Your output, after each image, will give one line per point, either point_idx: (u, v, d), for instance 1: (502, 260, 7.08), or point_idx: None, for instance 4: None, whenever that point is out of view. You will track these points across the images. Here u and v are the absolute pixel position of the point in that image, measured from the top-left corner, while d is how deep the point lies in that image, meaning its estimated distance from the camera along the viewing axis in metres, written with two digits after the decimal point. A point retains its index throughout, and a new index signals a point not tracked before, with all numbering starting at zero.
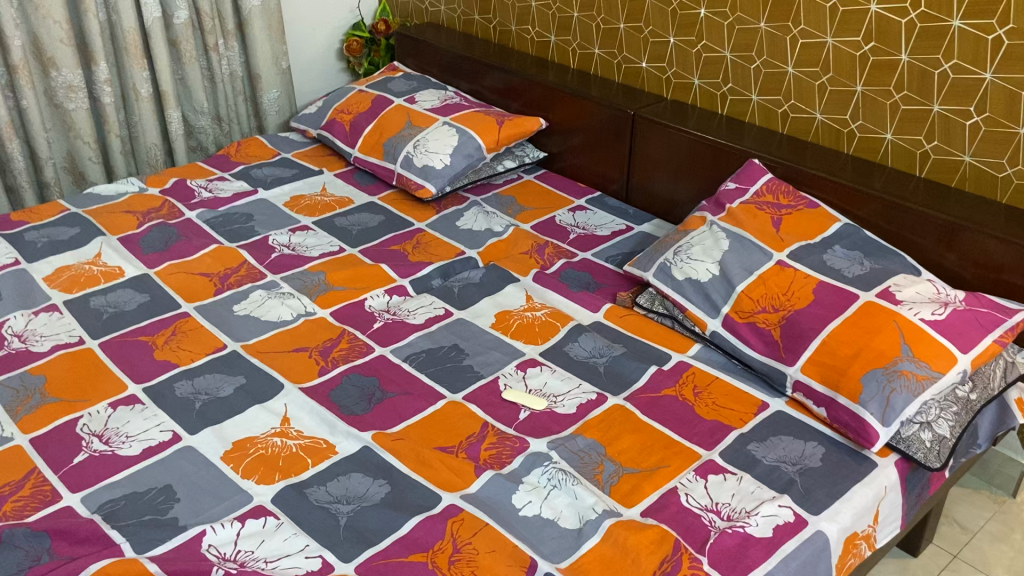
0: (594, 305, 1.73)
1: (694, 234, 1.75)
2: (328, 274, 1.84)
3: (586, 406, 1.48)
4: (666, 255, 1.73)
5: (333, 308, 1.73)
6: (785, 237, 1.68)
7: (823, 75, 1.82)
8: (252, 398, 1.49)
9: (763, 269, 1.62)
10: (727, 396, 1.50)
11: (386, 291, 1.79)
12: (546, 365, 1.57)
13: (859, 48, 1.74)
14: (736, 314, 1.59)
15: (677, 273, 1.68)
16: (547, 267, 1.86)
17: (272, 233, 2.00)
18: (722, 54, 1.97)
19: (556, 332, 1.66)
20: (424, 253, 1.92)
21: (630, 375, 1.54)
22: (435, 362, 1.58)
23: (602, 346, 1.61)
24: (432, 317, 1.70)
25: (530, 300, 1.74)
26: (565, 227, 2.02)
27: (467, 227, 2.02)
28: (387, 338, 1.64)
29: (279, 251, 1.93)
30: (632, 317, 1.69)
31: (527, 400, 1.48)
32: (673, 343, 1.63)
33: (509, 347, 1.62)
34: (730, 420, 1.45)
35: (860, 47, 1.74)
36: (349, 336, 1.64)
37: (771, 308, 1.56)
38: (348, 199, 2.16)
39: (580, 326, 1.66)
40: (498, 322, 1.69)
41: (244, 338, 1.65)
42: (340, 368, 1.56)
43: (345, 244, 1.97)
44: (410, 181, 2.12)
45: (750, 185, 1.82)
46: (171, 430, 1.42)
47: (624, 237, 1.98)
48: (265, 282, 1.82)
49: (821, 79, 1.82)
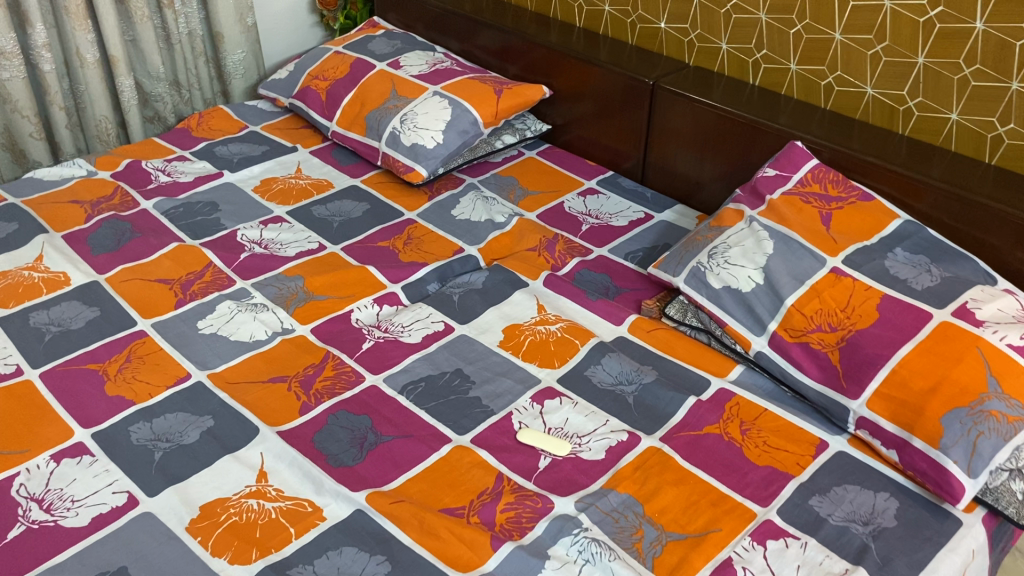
0: (617, 317, 1.50)
1: (731, 233, 1.52)
2: (306, 279, 1.59)
3: (616, 450, 1.26)
4: (700, 257, 1.50)
5: (314, 324, 1.49)
6: (837, 238, 1.45)
7: (877, 44, 1.57)
8: (223, 446, 1.26)
9: (816, 279, 1.39)
10: (779, 434, 1.29)
11: (375, 300, 1.55)
12: (565, 396, 1.35)
13: (923, 13, 1.49)
14: (786, 332, 1.37)
15: (715, 281, 1.45)
16: (559, 268, 1.63)
17: (241, 227, 1.75)
18: (757, 17, 1.72)
19: (575, 352, 1.43)
20: (417, 251, 1.68)
21: (665, 408, 1.33)
22: (437, 394, 1.35)
23: (629, 369, 1.39)
24: (431, 334, 1.47)
25: (542, 310, 1.51)
26: (575, 216, 1.78)
27: (464, 218, 1.78)
28: (379, 361, 1.41)
29: (249, 250, 1.68)
30: (661, 332, 1.47)
31: (547, 442, 1.26)
32: (711, 365, 1.41)
33: (522, 373, 1.39)
34: (786, 467, 1.24)
35: (925, 12, 1.48)
36: (335, 361, 1.41)
37: (829, 327, 1.34)
38: (327, 182, 1.90)
39: (602, 344, 1.44)
40: (507, 339, 1.46)
41: (211, 364, 1.41)
42: (325, 403, 1.33)
43: (326, 240, 1.72)
44: (397, 162, 1.86)
45: (793, 172, 1.58)
46: (125, 491, 1.19)
47: (644, 229, 1.74)
48: (234, 290, 1.58)
49: (875, 48, 1.57)
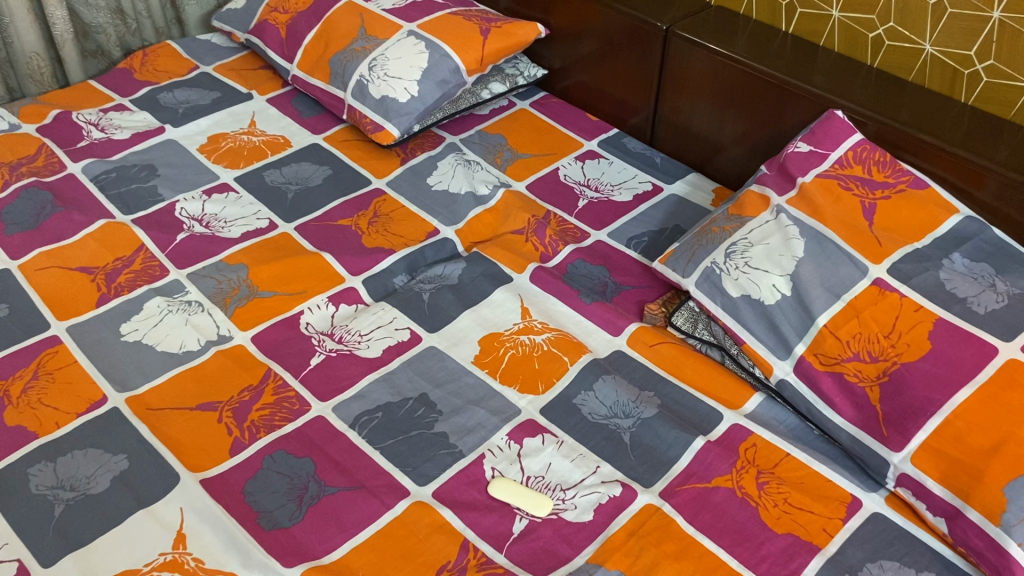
0: (614, 325, 1.27)
1: (753, 225, 1.27)
2: (250, 269, 1.36)
3: (606, 509, 1.05)
4: (715, 255, 1.25)
5: (255, 331, 1.27)
6: (882, 239, 1.20)
7: None
8: (135, 499, 1.05)
9: (855, 293, 1.16)
10: (804, 490, 1.07)
11: (330, 299, 1.32)
12: (548, 432, 1.13)
13: None
14: (817, 360, 1.14)
15: (731, 287, 1.21)
16: (548, 259, 1.38)
17: (180, 198, 1.50)
18: None
19: (563, 371, 1.20)
20: (383, 232, 1.44)
21: (667, 451, 1.11)
22: (395, 428, 1.14)
23: (627, 398, 1.17)
24: (393, 345, 1.24)
25: (526, 315, 1.28)
26: (571, 187, 1.53)
27: (440, 188, 1.52)
28: (329, 382, 1.19)
29: (188, 230, 1.44)
30: (667, 346, 1.24)
31: (523, 501, 1.05)
32: (724, 393, 1.19)
33: (498, 399, 1.17)
34: (811, 536, 1.03)
35: None
36: (276, 383, 1.19)
37: (868, 356, 1.11)
38: (283, 140, 1.64)
39: (596, 363, 1.21)
40: (483, 353, 1.23)
41: (130, 384, 1.19)
42: (261, 441, 1.12)
43: (277, 216, 1.47)
44: (365, 119, 1.60)
45: (831, 149, 1.31)
46: (15, 561, 0.99)
47: (652, 204, 1.49)
48: (165, 284, 1.35)
49: None
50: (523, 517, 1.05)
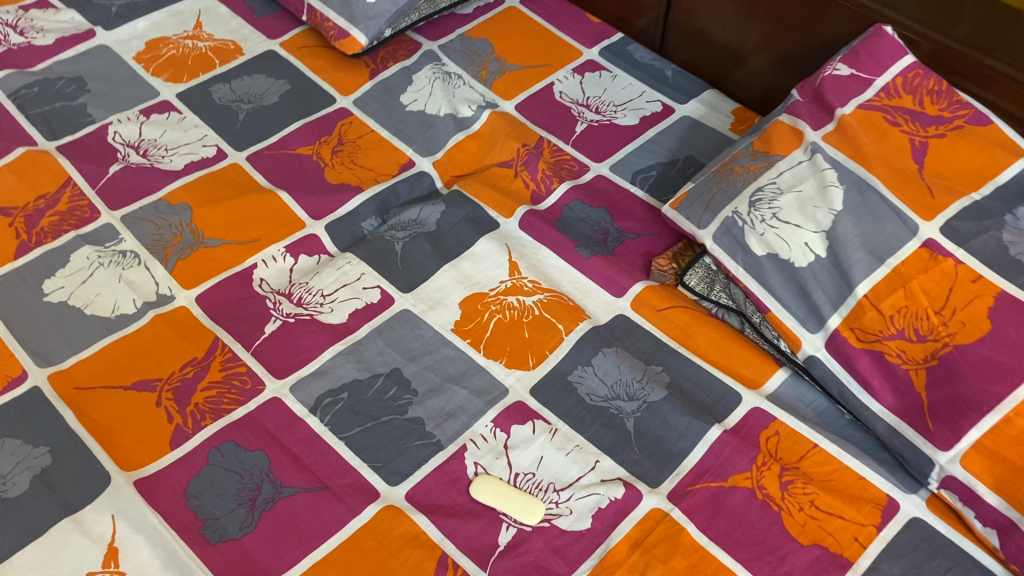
0: (616, 285, 1.10)
1: (783, 168, 1.08)
2: (194, 211, 1.17)
3: (606, 516, 0.91)
4: (738, 203, 1.07)
5: (200, 289, 1.09)
6: (934, 188, 1.02)
7: None
8: (57, 503, 0.90)
9: (902, 257, 0.99)
10: (833, 491, 0.93)
11: (287, 248, 1.13)
12: (539, 418, 0.98)
13: None
14: (854, 336, 0.98)
15: (756, 245, 1.04)
16: (541, 200, 1.20)
17: (114, 120, 1.29)
18: None
19: (557, 342, 1.04)
20: (349, 164, 1.25)
21: (677, 443, 0.96)
22: (363, 413, 0.98)
23: (631, 376, 1.01)
24: (360, 308, 1.07)
25: (514, 272, 1.11)
26: (567, 108, 1.33)
27: (416, 108, 1.32)
28: (287, 355, 1.03)
29: (123, 160, 1.24)
30: (677, 312, 1.07)
31: (511, 508, 0.91)
32: (742, 368, 1.03)
33: (481, 377, 1.02)
34: (841, 548, 0.89)
35: None
36: (224, 356, 1.03)
37: (915, 335, 0.95)
38: (234, 47, 1.42)
39: (595, 332, 1.05)
40: (465, 319, 1.07)
41: (53, 357, 1.02)
42: (206, 430, 0.96)
43: (227, 143, 1.27)
44: (327, 23, 1.37)
45: (877, 74, 1.11)
46: None
47: (660, 129, 1.30)
48: (95, 229, 1.16)
49: None
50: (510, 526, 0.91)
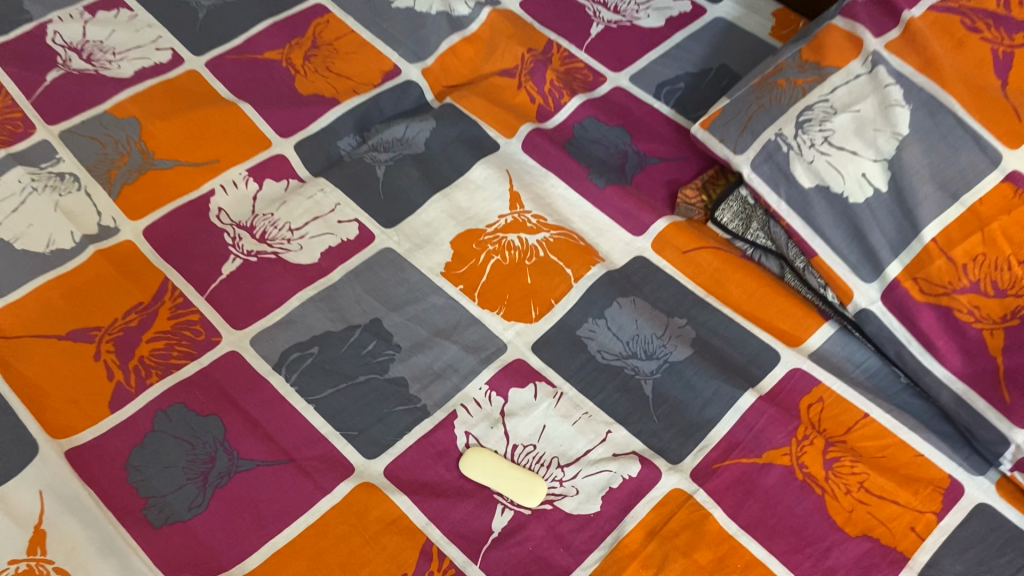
0: (635, 221, 0.94)
1: (838, 82, 0.90)
2: (144, 126, 1.01)
3: (618, 498, 0.78)
4: (782, 123, 0.90)
5: (150, 220, 0.94)
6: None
7: None
8: None
9: (979, 194, 0.82)
10: (886, 471, 0.79)
11: (251, 172, 0.98)
12: (541, 380, 0.84)
13: None
14: (918, 289, 0.82)
15: (803, 175, 0.87)
16: (548, 117, 1.04)
17: (53, 19, 1.11)
18: None
19: (564, 289, 0.89)
20: (323, 72, 1.07)
21: (703, 412, 0.82)
22: (336, 372, 0.84)
23: (650, 331, 0.87)
24: (335, 245, 0.92)
25: (515, 204, 0.95)
26: (581, 8, 1.15)
27: (404, 6, 1.13)
28: (249, 300, 0.88)
29: (63, 66, 1.06)
30: (706, 254, 0.92)
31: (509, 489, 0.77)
32: (781, 321, 0.88)
33: (475, 330, 0.87)
34: (894, 540, 0.76)
35: None
36: (174, 301, 0.88)
37: (992, 289, 0.80)
38: None
39: (609, 279, 0.90)
40: (457, 261, 0.91)
41: None
42: (153, 390, 0.82)
43: (185, 47, 1.10)
44: None
45: None
46: None
47: (688, 34, 1.12)
48: (28, 148, 0.98)
49: None
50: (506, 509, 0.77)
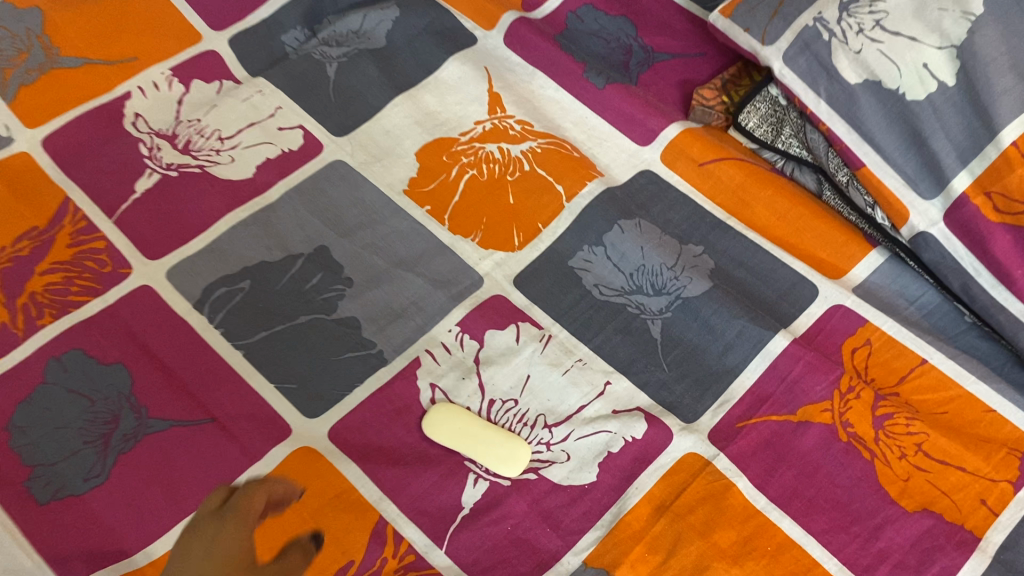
0: (641, 129, 0.78)
1: None
2: (47, 16, 0.82)
3: (618, 466, 0.63)
4: (823, 5, 0.73)
5: (50, 129, 0.77)
6: None
7: None
8: None
9: None
10: (950, 432, 0.64)
11: (175, 71, 0.81)
12: (525, 319, 0.69)
13: None
14: (991, 207, 0.66)
15: (848, 68, 0.71)
16: (536, 6, 0.87)
17: None
18: None
19: (555, 211, 0.73)
20: None
21: (723, 359, 0.67)
22: (271, 311, 0.68)
23: (658, 262, 0.71)
24: (274, 157, 0.75)
25: (495, 108, 0.79)
26: None
27: None
28: (168, 224, 0.72)
29: None
30: (728, 167, 0.75)
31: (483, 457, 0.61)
32: (819, 248, 0.72)
33: (445, 260, 0.71)
34: (960, 516, 0.61)
35: None
36: (76, 224, 0.71)
37: None
38: None
39: (610, 197, 0.74)
40: (424, 176, 0.75)
41: None
42: (45, 333, 0.66)
43: None
44: None
45: None
46: None
47: None
48: None
49: None
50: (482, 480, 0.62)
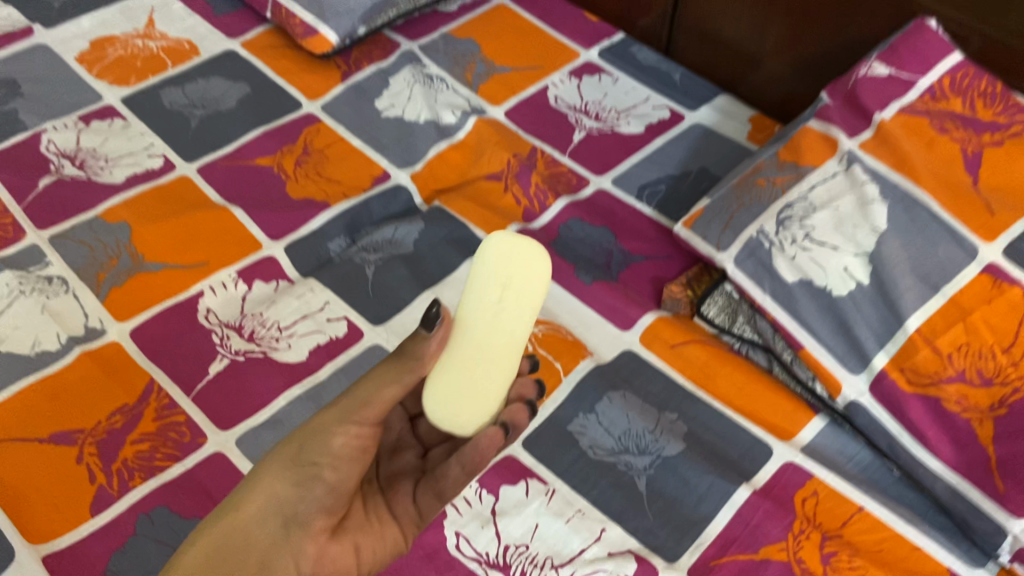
0: (623, 316, 0.96)
1: (814, 179, 0.93)
2: (135, 231, 1.01)
3: None
4: (763, 221, 0.93)
5: (139, 321, 0.93)
6: (995, 205, 0.87)
7: None
8: None
9: (959, 285, 0.84)
10: (885, 565, 0.78)
11: (240, 273, 0.98)
12: (533, 476, 0.83)
13: None
14: (906, 379, 0.83)
15: (786, 270, 0.89)
16: (534, 218, 1.07)
17: (47, 127, 1.14)
18: None
19: (554, 385, 0.89)
20: (315, 177, 1.11)
21: (697, 508, 0.81)
22: None
23: (641, 427, 0.87)
24: (323, 342, 0.92)
25: None
26: (563, 116, 1.20)
27: (393, 116, 1.19)
28: (235, 401, 0.87)
29: (57, 173, 1.08)
30: (693, 348, 0.93)
31: (469, 295, 0.69)
32: (773, 416, 0.88)
33: None
34: None
35: None
36: (161, 402, 0.87)
37: (978, 378, 0.80)
38: (187, 46, 1.28)
39: (599, 373, 0.91)
40: None
41: None
42: (135, 492, 0.80)
43: (175, 153, 1.12)
44: (294, 21, 1.25)
45: (920, 73, 0.97)
46: None
47: (667, 140, 1.16)
48: (17, 253, 0.99)
49: None
50: (439, 331, 0.64)
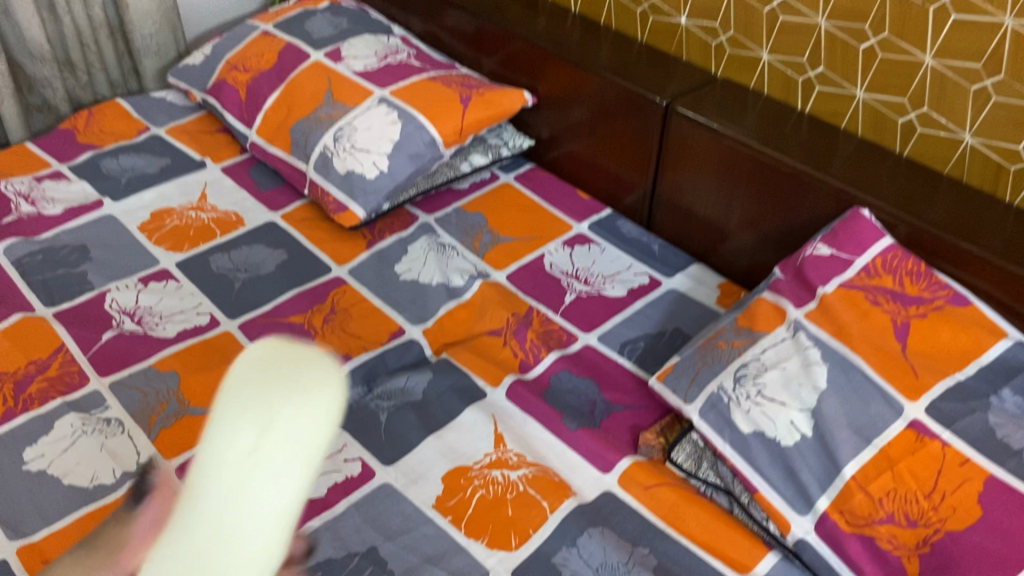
0: (603, 460, 1.10)
1: (766, 344, 1.09)
2: (182, 379, 1.17)
3: None
4: (723, 378, 1.08)
5: (184, 458, 1.07)
6: (918, 368, 1.01)
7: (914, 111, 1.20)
8: None
9: (889, 437, 0.97)
10: None
11: None
12: None
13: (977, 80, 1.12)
14: (845, 520, 0.95)
15: (742, 421, 1.03)
16: (528, 369, 1.23)
17: (113, 287, 1.32)
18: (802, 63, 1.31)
19: (541, 519, 1.02)
20: (340, 332, 1.27)
21: None
22: None
23: (616, 559, 0.99)
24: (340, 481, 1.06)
25: (500, 444, 1.11)
26: (557, 280, 1.37)
27: (409, 278, 1.37)
28: None
29: (117, 327, 1.26)
30: (665, 489, 1.06)
31: (227, 412, 0.46)
32: (732, 550, 1.00)
33: (461, 557, 0.98)
34: None
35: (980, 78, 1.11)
36: None
37: (905, 520, 0.93)
38: (235, 217, 1.49)
39: (581, 511, 1.04)
40: (447, 494, 1.05)
41: (25, 529, 0.99)
42: None
43: (220, 311, 1.30)
44: (328, 198, 1.46)
45: (855, 254, 1.13)
46: None
47: (647, 302, 1.33)
48: (82, 396, 1.15)
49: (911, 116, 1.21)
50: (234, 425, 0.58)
